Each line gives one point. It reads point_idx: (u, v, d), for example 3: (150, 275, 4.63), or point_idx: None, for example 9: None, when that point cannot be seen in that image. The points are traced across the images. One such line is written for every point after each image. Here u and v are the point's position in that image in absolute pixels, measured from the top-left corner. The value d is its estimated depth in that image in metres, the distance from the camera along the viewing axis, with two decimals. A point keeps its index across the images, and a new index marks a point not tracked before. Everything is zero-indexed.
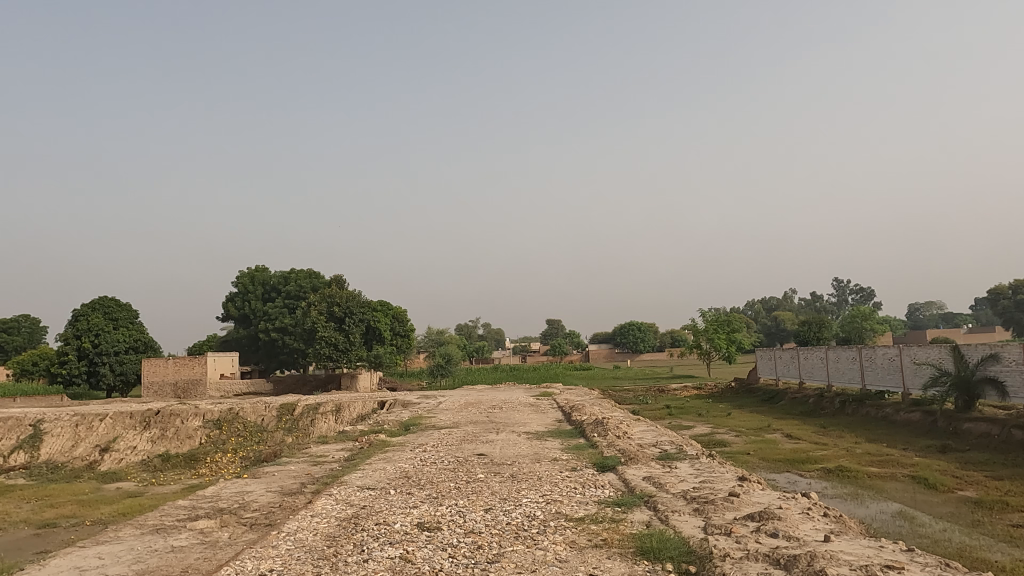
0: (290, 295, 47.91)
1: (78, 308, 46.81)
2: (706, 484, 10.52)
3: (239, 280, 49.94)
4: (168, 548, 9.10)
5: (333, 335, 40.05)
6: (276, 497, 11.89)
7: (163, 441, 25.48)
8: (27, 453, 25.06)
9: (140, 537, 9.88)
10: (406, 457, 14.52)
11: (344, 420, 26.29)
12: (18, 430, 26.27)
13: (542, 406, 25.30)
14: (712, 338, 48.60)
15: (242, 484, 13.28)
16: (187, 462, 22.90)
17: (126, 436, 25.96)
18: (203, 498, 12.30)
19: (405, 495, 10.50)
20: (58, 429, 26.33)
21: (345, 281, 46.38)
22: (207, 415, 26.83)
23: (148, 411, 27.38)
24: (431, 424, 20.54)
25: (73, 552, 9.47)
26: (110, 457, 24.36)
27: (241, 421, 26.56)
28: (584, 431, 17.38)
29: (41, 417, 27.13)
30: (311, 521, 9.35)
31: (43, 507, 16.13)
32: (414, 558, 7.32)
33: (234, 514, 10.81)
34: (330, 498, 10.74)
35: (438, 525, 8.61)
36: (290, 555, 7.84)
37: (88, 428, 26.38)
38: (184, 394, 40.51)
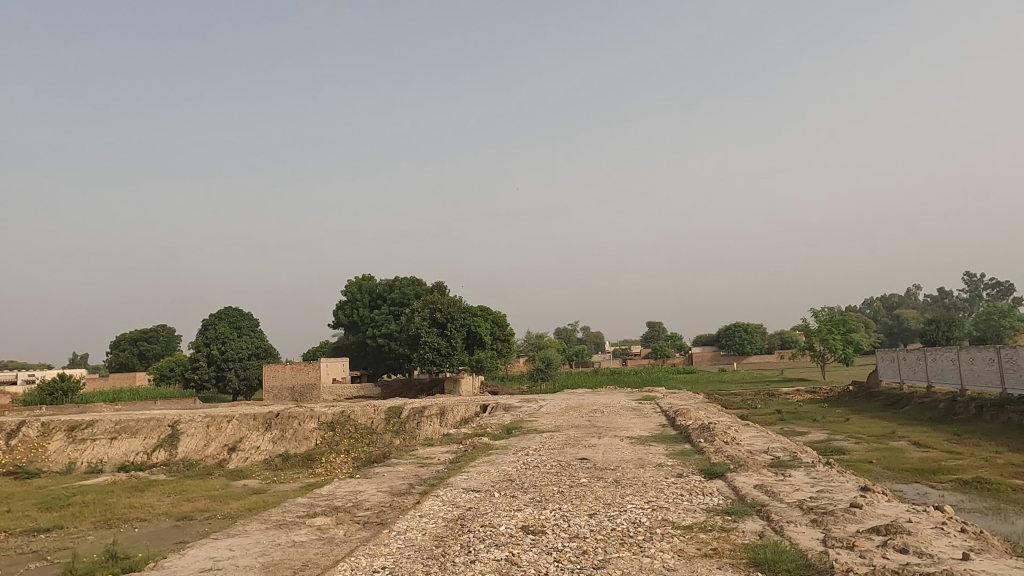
0: (395, 302, 49.57)
1: (206, 318, 50.91)
2: (824, 494, 9.92)
3: (348, 288, 52.30)
4: (290, 543, 9.67)
5: (435, 341, 41.08)
6: (386, 497, 12.36)
7: (282, 442, 27.15)
8: (167, 451, 27.51)
9: (265, 531, 10.58)
10: (509, 460, 14.65)
11: (448, 423, 26.93)
12: (159, 430, 28.85)
13: (645, 410, 24.81)
14: (826, 339, 45.78)
15: (354, 484, 13.90)
16: (304, 462, 24.29)
17: (250, 436, 27.86)
18: (320, 496, 13.00)
19: (509, 498, 10.60)
20: (192, 429, 28.68)
21: (446, 288, 47.44)
22: (321, 417, 28.29)
23: (269, 413, 29.19)
24: (533, 428, 20.67)
25: (209, 543, 10.27)
26: (237, 456, 26.30)
27: (352, 423, 27.81)
28: (690, 437, 16.87)
29: (178, 418, 29.65)
30: (419, 521, 9.63)
31: (180, 501, 17.62)
32: (519, 561, 7.38)
33: (348, 512, 11.34)
34: (437, 499, 11.03)
35: (543, 529, 8.63)
36: (400, 554, 8.12)
37: (217, 428, 28.52)
38: (300, 398, 43.03)
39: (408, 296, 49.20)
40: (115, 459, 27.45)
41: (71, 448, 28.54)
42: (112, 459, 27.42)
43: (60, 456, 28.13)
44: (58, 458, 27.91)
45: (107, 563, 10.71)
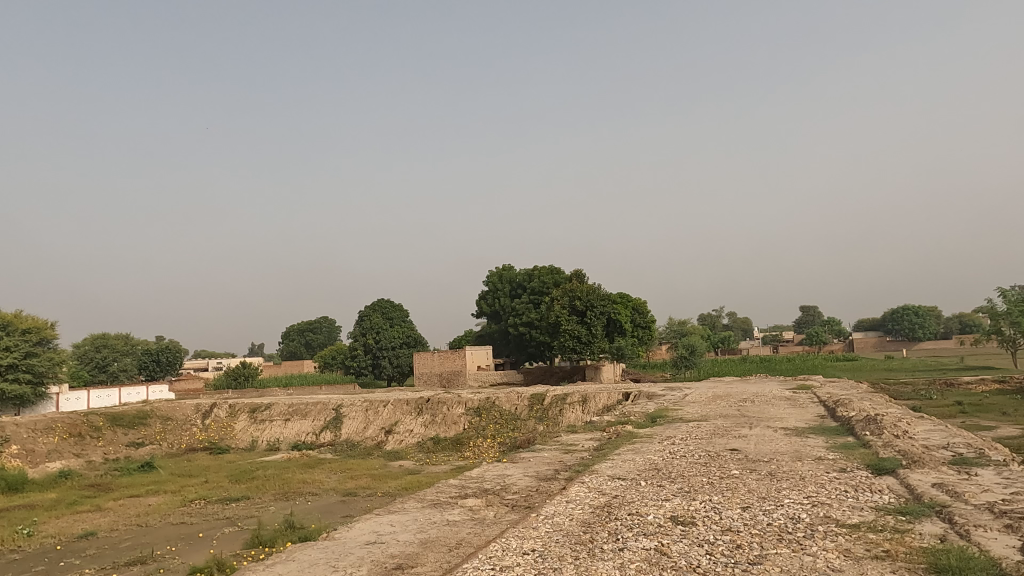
0: (535, 290, 50.03)
1: (362, 310, 54.80)
2: (1019, 497, 8.75)
3: (489, 278, 53.77)
4: (445, 522, 10.20)
5: (576, 329, 41.17)
6: (533, 481, 12.62)
7: (433, 426, 28.55)
8: (332, 432, 30.01)
9: (422, 509, 11.21)
10: (655, 449, 14.36)
11: (591, 411, 26.90)
12: (325, 413, 31.49)
13: (801, 400, 23.24)
14: (1018, 323, 40.25)
15: (501, 468, 14.33)
16: (453, 445, 25.41)
17: (404, 420, 29.56)
18: (471, 478, 13.54)
19: (657, 488, 10.40)
20: (353, 413, 31.01)
21: (585, 275, 47.21)
22: (468, 402, 29.38)
23: (421, 398, 30.78)
24: (679, 417, 20.09)
25: (373, 517, 11.08)
26: (393, 439, 28.13)
27: (497, 409, 28.62)
28: (853, 429, 15.57)
29: (341, 402, 32.20)
30: (566, 507, 9.74)
31: (345, 479, 19.14)
32: (670, 551, 7.23)
33: (497, 495, 11.70)
34: (583, 485, 11.10)
35: (694, 520, 8.39)
36: (550, 537, 8.27)
37: (375, 412, 30.60)
38: (448, 383, 45.10)
39: (547, 284, 49.49)
40: (289, 438, 30.38)
41: (253, 427, 31.96)
42: (287, 438, 30.39)
43: (245, 434, 31.59)
44: (243, 436, 31.38)
45: (286, 531, 11.89)
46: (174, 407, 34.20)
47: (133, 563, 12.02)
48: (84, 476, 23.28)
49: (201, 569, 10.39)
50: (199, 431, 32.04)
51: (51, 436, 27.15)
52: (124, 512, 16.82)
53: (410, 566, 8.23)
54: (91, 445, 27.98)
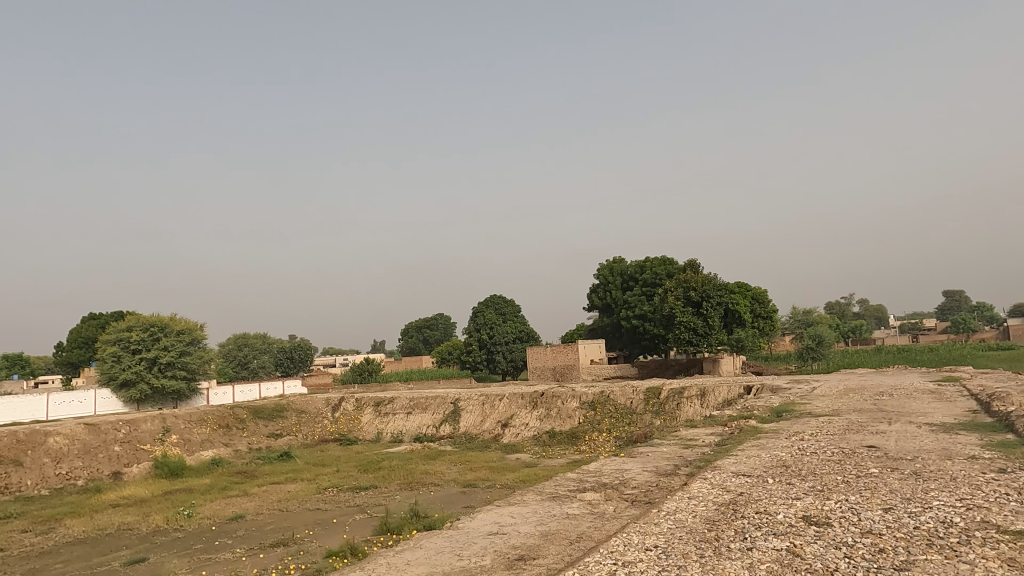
0: (647, 282, 48.84)
1: (476, 306, 56.08)
2: None
3: (600, 271, 53.30)
4: (564, 515, 10.23)
5: (691, 320, 39.96)
6: (652, 476, 12.38)
7: (548, 420, 28.66)
8: (451, 425, 30.97)
9: (541, 502, 11.32)
10: (782, 445, 13.62)
11: (710, 405, 25.97)
12: (444, 407, 32.55)
13: (948, 393, 21.21)
14: None
15: (620, 462, 14.18)
16: (569, 440, 25.44)
17: (520, 414, 29.92)
18: (589, 472, 13.52)
19: (786, 485, 9.88)
20: (471, 406, 31.83)
21: (700, 266, 45.62)
22: (583, 396, 29.25)
23: (535, 392, 31.04)
24: (807, 411, 18.98)
25: (494, 509, 11.33)
26: (509, 432, 28.60)
27: (612, 402, 28.28)
28: (1013, 426, 14.00)
29: (458, 396, 33.15)
30: (688, 503, 9.47)
31: (464, 470, 19.68)
32: (803, 553, 6.85)
33: (616, 489, 11.60)
34: (705, 481, 10.74)
35: (829, 521, 7.89)
36: (672, 534, 8.09)
37: (491, 406, 31.23)
38: (562, 377, 45.26)
39: (660, 275, 48.20)
40: (411, 430, 31.66)
41: (378, 420, 33.59)
42: (409, 431, 31.72)
43: (371, 426, 33.27)
44: (369, 429, 33.06)
45: (411, 520, 12.41)
46: (308, 401, 36.65)
47: (277, 545, 13.01)
48: (233, 464, 25.48)
49: (336, 553, 11.07)
50: (329, 423, 34.14)
51: (203, 427, 29.97)
52: (267, 497, 18.24)
53: (532, 557, 8.33)
54: (237, 436, 30.55)
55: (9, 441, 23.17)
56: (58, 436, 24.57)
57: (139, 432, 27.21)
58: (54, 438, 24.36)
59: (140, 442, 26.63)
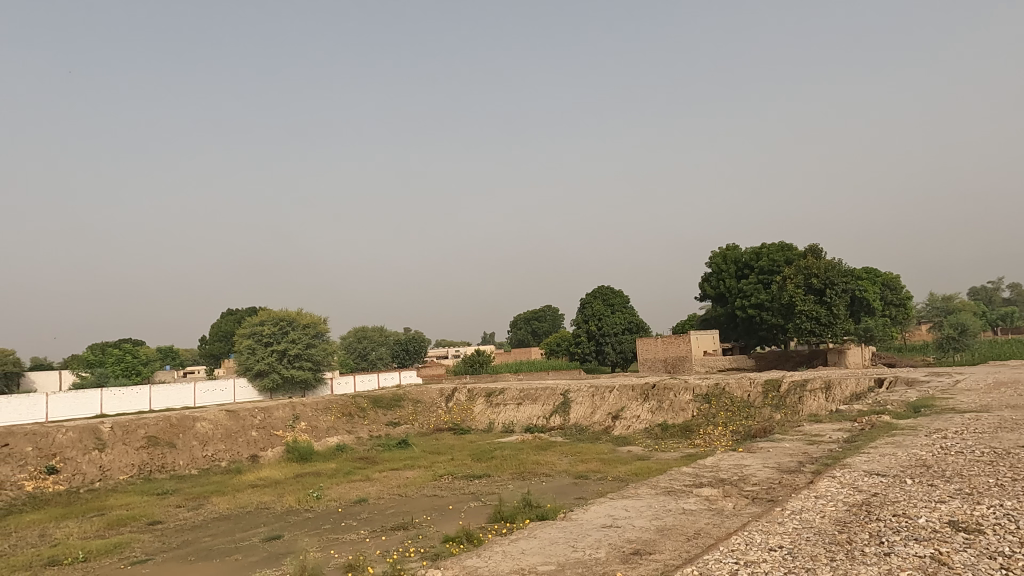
0: (764, 270, 46.50)
1: (584, 298, 55.78)
2: None
3: (712, 259, 51.41)
4: (681, 510, 9.98)
5: (813, 309, 37.54)
6: (774, 473, 11.81)
7: (660, 412, 28.02)
8: (561, 417, 31.04)
9: (656, 496, 11.10)
10: (921, 443, 12.53)
11: (837, 399, 24.38)
12: (553, 398, 32.70)
13: None
14: None
15: (738, 457, 13.64)
16: (682, 433, 24.81)
17: (631, 406, 29.48)
18: (705, 467, 13.09)
19: (927, 488, 9.09)
20: (581, 398, 31.76)
21: (822, 251, 42.85)
22: (696, 389, 28.37)
23: (647, 384, 30.47)
24: (950, 407, 17.35)
25: (608, 501, 11.25)
26: (620, 424, 28.27)
27: (728, 396, 27.21)
28: None
29: (568, 388, 33.19)
30: (815, 503, 8.94)
31: (576, 462, 19.66)
32: (951, 562, 6.27)
33: (735, 485, 11.16)
34: (834, 480, 10.09)
35: (980, 528, 7.17)
36: (799, 535, 7.66)
37: (601, 398, 31.00)
38: (674, 369, 44.17)
39: (778, 262, 45.63)
40: (522, 421, 32.06)
41: (489, 411, 34.26)
42: (520, 421, 32.12)
43: (483, 416, 34.02)
44: (482, 419, 33.82)
45: (524, 509, 12.57)
46: (423, 391, 38.05)
47: (398, 528, 13.61)
48: (356, 450, 26.92)
49: (453, 538, 11.43)
50: (443, 413, 35.27)
51: (329, 415, 31.88)
52: (388, 483, 19.13)
53: (648, 552, 8.17)
54: (359, 423, 32.24)
55: (163, 425, 25.74)
56: (204, 421, 26.99)
57: (272, 419, 29.38)
58: (200, 423, 26.80)
59: (274, 428, 28.76)
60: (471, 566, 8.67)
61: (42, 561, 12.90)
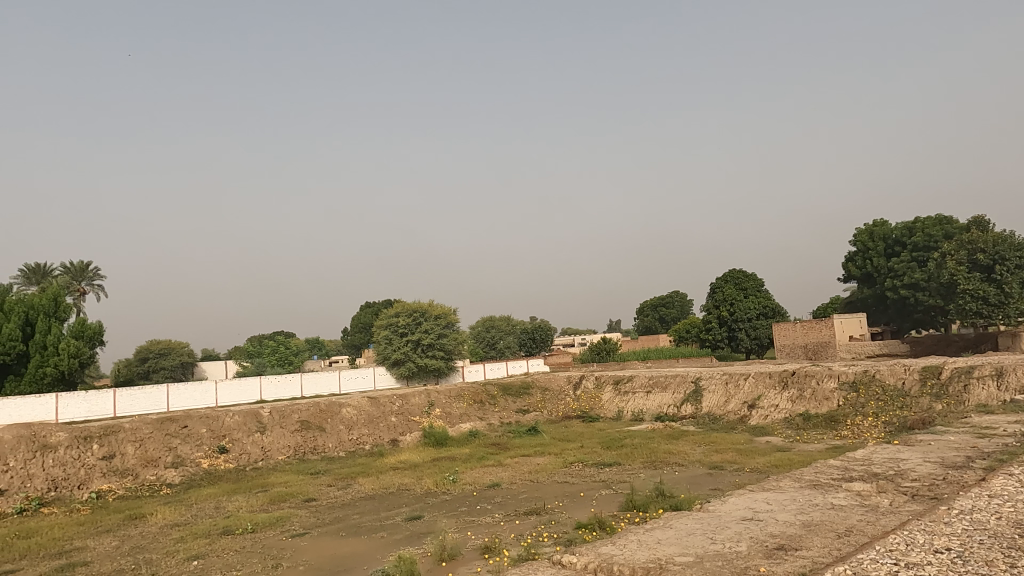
0: (918, 246, 42.40)
1: (714, 282, 53.64)
2: None
3: (857, 237, 47.59)
4: (829, 506, 9.36)
5: (980, 288, 33.73)
6: (938, 469, 10.76)
7: (801, 401, 26.42)
8: (693, 405, 30.15)
9: (800, 489, 10.49)
10: None
11: (1011, 388, 21.77)
12: (684, 386, 31.84)
13: None
14: None
15: (894, 450, 12.56)
16: (827, 424, 23.26)
17: (768, 395, 28.06)
18: (856, 460, 12.18)
19: None
20: (713, 386, 30.69)
21: (989, 222, 38.33)
22: (842, 376, 26.45)
23: (785, 372, 28.84)
24: None
25: (747, 494, 10.79)
26: (757, 414, 27.00)
27: (879, 384, 25.13)
28: None
29: (699, 375, 32.19)
30: (990, 503, 8.04)
31: (710, 452, 18.99)
32: None
33: (892, 481, 10.30)
34: (1011, 478, 9.03)
35: None
36: (970, 537, 6.94)
37: (736, 386, 29.75)
38: (815, 356, 41.46)
39: (936, 237, 41.36)
40: (652, 409, 31.52)
41: (618, 398, 33.98)
42: (650, 409, 31.58)
43: (612, 404, 33.79)
44: (610, 407, 33.61)
45: (657, 498, 12.37)
46: (551, 379, 38.46)
47: (531, 513, 13.86)
48: (488, 436, 27.72)
49: (585, 525, 11.50)
50: (572, 400, 35.45)
51: (462, 402, 33.05)
52: (520, 468, 19.52)
53: (793, 548, 7.77)
54: (490, 410, 33.18)
55: (314, 410, 27.92)
56: (348, 408, 28.95)
57: (409, 405, 30.94)
58: (345, 409, 28.78)
59: (411, 414, 30.29)
60: (606, 553, 8.66)
61: (219, 530, 14.46)
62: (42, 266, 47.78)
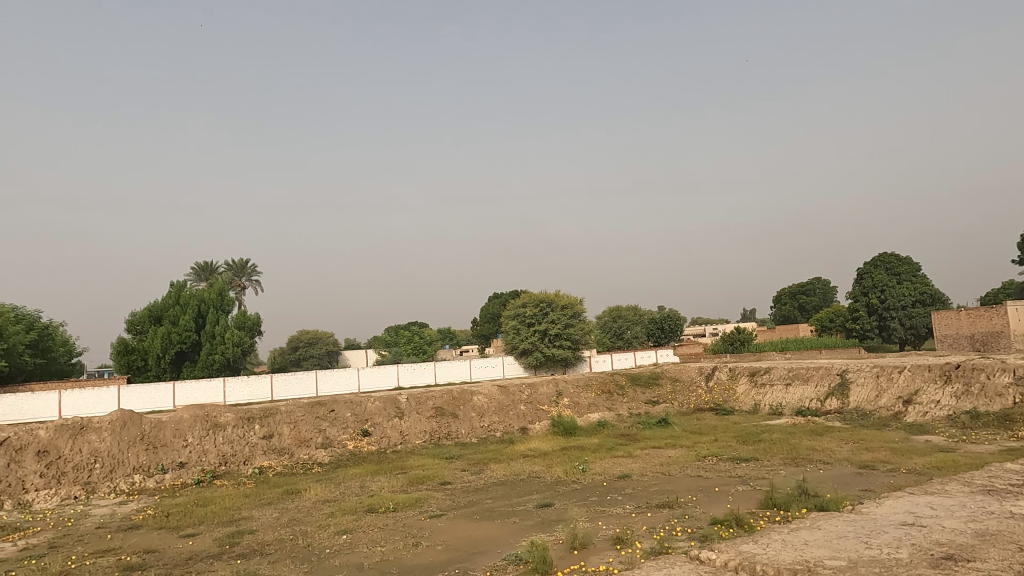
0: None
1: (862, 268, 49.69)
2: None
3: None
4: (1008, 514, 8.38)
5: None
6: None
7: (967, 397, 23.82)
8: (839, 399, 28.13)
9: (970, 495, 9.47)
10: None
11: None
12: (829, 378, 29.78)
13: None
14: None
15: None
16: (999, 423, 20.82)
17: (927, 390, 25.59)
18: None
19: None
20: (862, 379, 28.45)
21: None
22: (1018, 370, 23.51)
23: (948, 365, 26.12)
24: None
25: (906, 497, 9.91)
26: (914, 410, 24.70)
27: None
28: None
29: (846, 367, 29.96)
30: None
31: (859, 449, 17.63)
32: None
33: None
34: None
35: None
36: None
37: (888, 379, 27.37)
38: (983, 348, 37.24)
39: None
40: (792, 403, 29.79)
41: (754, 391, 32.42)
42: (790, 403, 29.85)
43: (748, 397, 32.31)
44: (746, 399, 32.15)
45: (800, 497, 11.70)
46: (682, 370, 37.43)
47: (663, 506, 13.58)
48: (617, 426, 27.47)
49: (721, 521, 11.11)
50: (704, 392, 34.31)
51: (590, 392, 33.02)
52: (651, 460, 19.16)
53: (965, 559, 7.03)
54: (618, 400, 32.90)
55: (448, 397, 29.09)
56: (480, 396, 29.84)
57: (538, 394, 31.38)
58: (477, 396, 29.72)
59: (539, 403, 30.69)
60: (749, 551, 8.30)
61: (364, 507, 15.46)
62: (210, 263, 53.37)
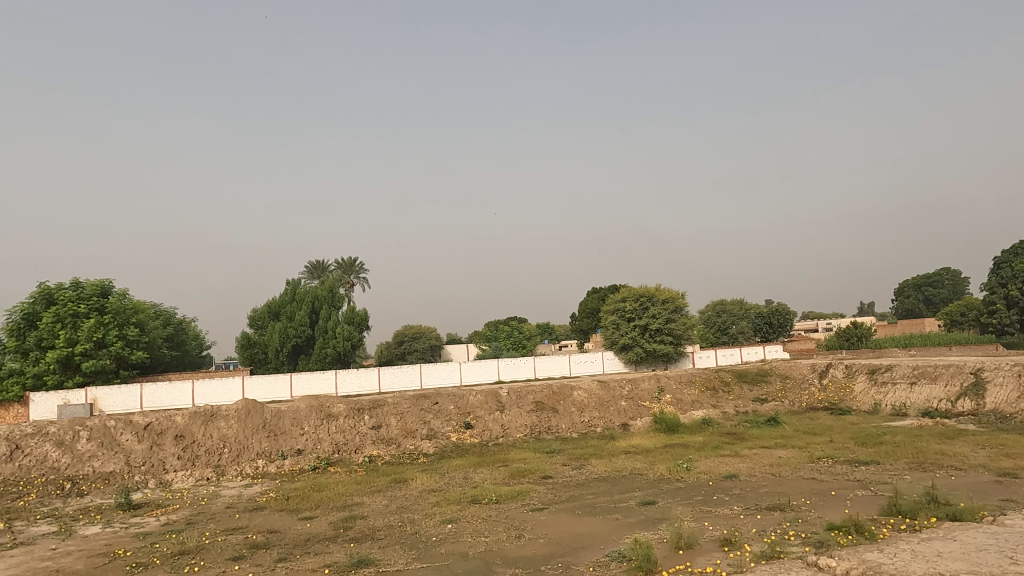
0: None
1: (1000, 256, 45.27)
2: None
3: None
4: None
5: None
6: None
7: None
8: (973, 400, 25.80)
9: None
10: None
11: None
12: (960, 377, 27.37)
13: None
14: None
15: None
16: None
17: None
18: None
19: None
20: (1001, 378, 25.90)
21: None
22: None
23: None
24: None
25: None
26: None
27: None
28: None
29: (981, 365, 27.41)
30: None
31: (998, 455, 16.10)
32: None
33: None
34: None
35: None
36: None
37: None
38: None
39: None
40: (917, 403, 27.63)
41: (874, 390, 30.34)
42: (915, 404, 27.70)
43: (867, 397, 30.27)
44: (865, 399, 30.14)
45: (928, 504, 10.85)
46: (792, 366, 35.60)
47: (774, 509, 13.00)
48: (722, 425, 26.53)
49: (838, 526, 10.51)
50: (817, 391, 32.49)
51: (693, 388, 32.10)
52: (760, 461, 18.37)
53: None
54: (724, 398, 31.79)
55: (548, 392, 29.23)
56: (580, 391, 29.75)
57: (639, 390, 30.87)
58: (577, 391, 29.67)
59: (641, 399, 30.19)
60: (872, 561, 7.81)
61: (468, 498, 15.82)
62: (322, 262, 56.29)
